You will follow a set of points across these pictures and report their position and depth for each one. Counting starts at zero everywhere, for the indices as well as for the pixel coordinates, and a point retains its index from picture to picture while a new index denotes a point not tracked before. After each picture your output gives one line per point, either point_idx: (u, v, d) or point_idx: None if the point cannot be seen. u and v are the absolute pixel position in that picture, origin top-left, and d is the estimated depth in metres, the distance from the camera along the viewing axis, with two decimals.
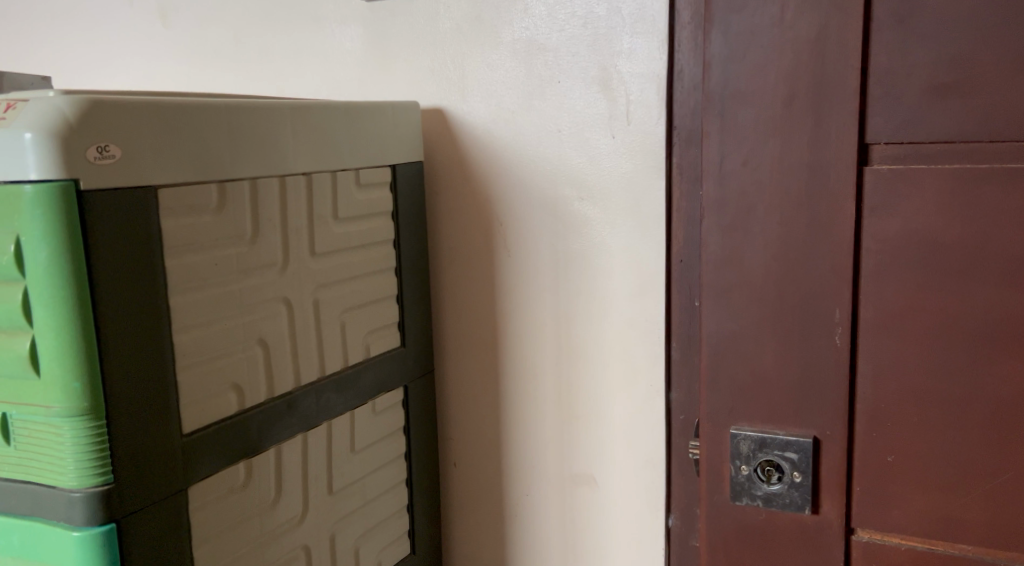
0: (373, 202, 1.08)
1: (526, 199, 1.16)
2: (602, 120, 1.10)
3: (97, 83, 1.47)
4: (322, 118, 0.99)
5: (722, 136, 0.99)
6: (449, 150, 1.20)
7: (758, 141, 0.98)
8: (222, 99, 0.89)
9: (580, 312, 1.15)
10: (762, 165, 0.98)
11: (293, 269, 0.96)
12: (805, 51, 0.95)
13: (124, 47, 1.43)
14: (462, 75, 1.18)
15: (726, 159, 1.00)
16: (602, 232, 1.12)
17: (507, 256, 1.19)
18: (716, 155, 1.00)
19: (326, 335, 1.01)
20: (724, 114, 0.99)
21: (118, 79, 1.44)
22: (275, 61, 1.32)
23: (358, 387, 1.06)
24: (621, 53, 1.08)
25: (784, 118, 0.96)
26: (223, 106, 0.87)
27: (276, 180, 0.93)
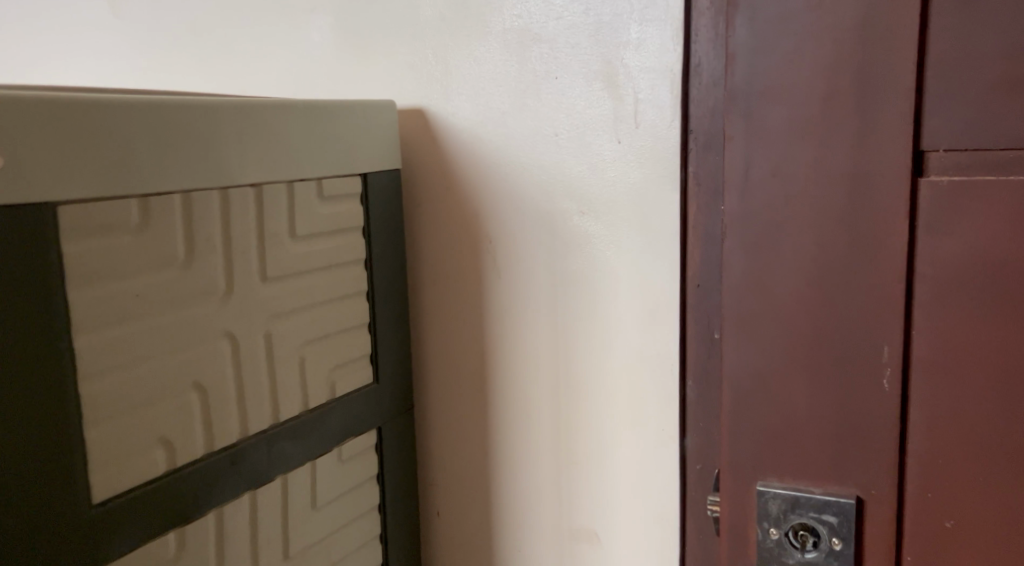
0: (339, 217, 0.93)
1: (519, 213, 1.01)
2: (606, 121, 0.94)
3: (43, 81, 1.33)
4: (276, 119, 0.84)
5: (747, 139, 0.84)
6: (431, 156, 1.05)
7: (791, 146, 0.82)
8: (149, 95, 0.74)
9: (580, 344, 1.00)
10: (796, 174, 0.83)
11: (239, 299, 0.81)
12: (848, 38, 0.79)
13: (74, 39, 1.28)
14: (446, 70, 1.03)
15: (753, 166, 0.84)
16: (607, 253, 0.97)
17: (497, 278, 1.03)
18: (740, 163, 0.85)
19: (279, 374, 0.86)
20: (750, 114, 0.83)
21: (66, 75, 1.30)
22: (237, 55, 1.17)
23: (320, 434, 0.91)
24: (628, 45, 0.92)
25: (822, 119, 0.81)
26: (147, 103, 0.72)
27: (217, 193, 0.78)
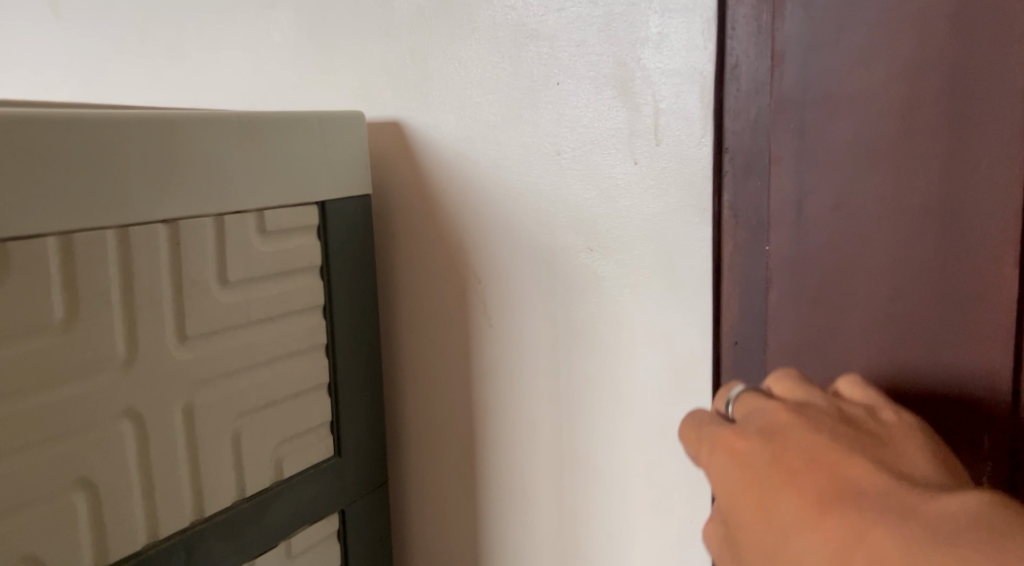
0: (287, 256, 0.74)
1: (514, 248, 0.82)
2: (619, 137, 0.75)
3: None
4: (200, 137, 0.66)
5: (800, 164, 0.66)
6: (411, 177, 0.87)
7: (856, 174, 0.64)
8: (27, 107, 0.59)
9: (587, 410, 0.80)
10: (864, 209, 0.64)
11: (143, 368, 0.63)
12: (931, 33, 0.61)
13: (24, 47, 1.13)
14: (424, 73, 0.84)
15: (808, 199, 0.66)
16: (620, 300, 0.77)
17: (489, 326, 0.85)
18: (790, 194, 0.67)
19: (204, 458, 0.68)
20: (801, 133, 0.66)
21: (17, 88, 1.17)
22: (189, 60, 1.00)
23: (262, 527, 0.73)
24: (646, 41, 0.73)
25: (899, 139, 0.62)
26: (13, 118, 0.56)
27: (114, 234, 0.61)
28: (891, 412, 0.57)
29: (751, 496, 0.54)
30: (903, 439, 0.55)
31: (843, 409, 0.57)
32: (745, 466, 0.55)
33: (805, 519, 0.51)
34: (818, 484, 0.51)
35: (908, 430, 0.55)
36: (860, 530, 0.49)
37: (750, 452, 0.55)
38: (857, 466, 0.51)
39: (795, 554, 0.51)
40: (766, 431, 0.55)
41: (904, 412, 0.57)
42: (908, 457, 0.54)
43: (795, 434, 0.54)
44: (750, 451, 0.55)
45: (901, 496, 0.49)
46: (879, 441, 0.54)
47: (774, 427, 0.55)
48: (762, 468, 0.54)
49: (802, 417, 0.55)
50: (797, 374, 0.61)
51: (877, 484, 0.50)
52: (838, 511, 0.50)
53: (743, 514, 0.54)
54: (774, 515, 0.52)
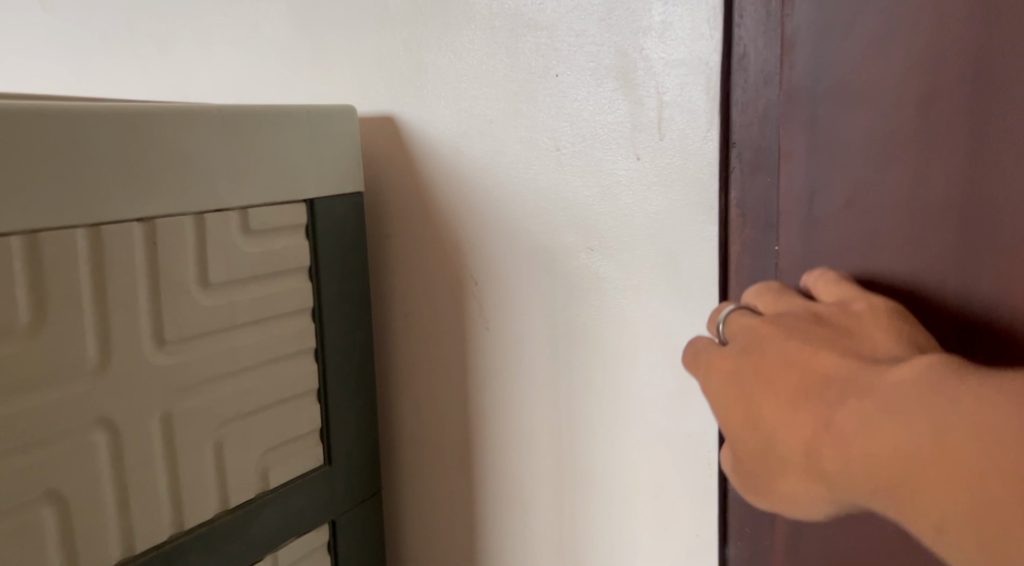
0: (273, 256, 0.71)
1: (511, 248, 0.79)
2: (621, 131, 0.71)
3: None
4: (177, 131, 0.63)
5: (811, 158, 0.64)
6: (405, 174, 0.84)
7: (871, 168, 0.62)
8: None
9: (587, 416, 0.77)
10: (880, 205, 0.62)
11: (117, 375, 0.60)
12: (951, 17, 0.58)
13: (10, 44, 1.11)
14: (418, 65, 0.81)
15: (821, 195, 0.64)
16: (622, 301, 0.74)
17: (486, 329, 0.81)
18: (802, 190, 0.65)
19: (184, 468, 0.65)
20: (813, 126, 0.63)
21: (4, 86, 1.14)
22: (177, 55, 0.97)
23: (246, 540, 0.70)
24: (649, 30, 0.69)
25: (917, 130, 0.60)
26: None
27: (83, 233, 0.58)
28: (862, 302, 0.57)
29: (739, 410, 0.54)
30: (872, 324, 0.55)
31: (817, 310, 0.57)
32: (731, 382, 0.54)
33: (790, 419, 0.51)
34: (797, 383, 0.51)
35: (875, 315, 0.56)
36: (834, 413, 0.49)
37: (735, 373, 0.54)
38: (830, 359, 0.51)
39: (785, 451, 0.51)
40: (748, 345, 0.55)
41: (874, 296, 0.57)
42: (874, 340, 0.54)
43: (773, 343, 0.53)
44: (736, 370, 0.54)
45: (868, 374, 0.50)
46: (850, 334, 0.54)
47: (754, 341, 0.55)
48: (745, 379, 0.53)
49: (781, 325, 0.55)
50: (772, 287, 0.61)
51: (845, 367, 0.51)
52: (816, 402, 0.50)
53: (733, 426, 0.54)
54: (762, 421, 0.52)
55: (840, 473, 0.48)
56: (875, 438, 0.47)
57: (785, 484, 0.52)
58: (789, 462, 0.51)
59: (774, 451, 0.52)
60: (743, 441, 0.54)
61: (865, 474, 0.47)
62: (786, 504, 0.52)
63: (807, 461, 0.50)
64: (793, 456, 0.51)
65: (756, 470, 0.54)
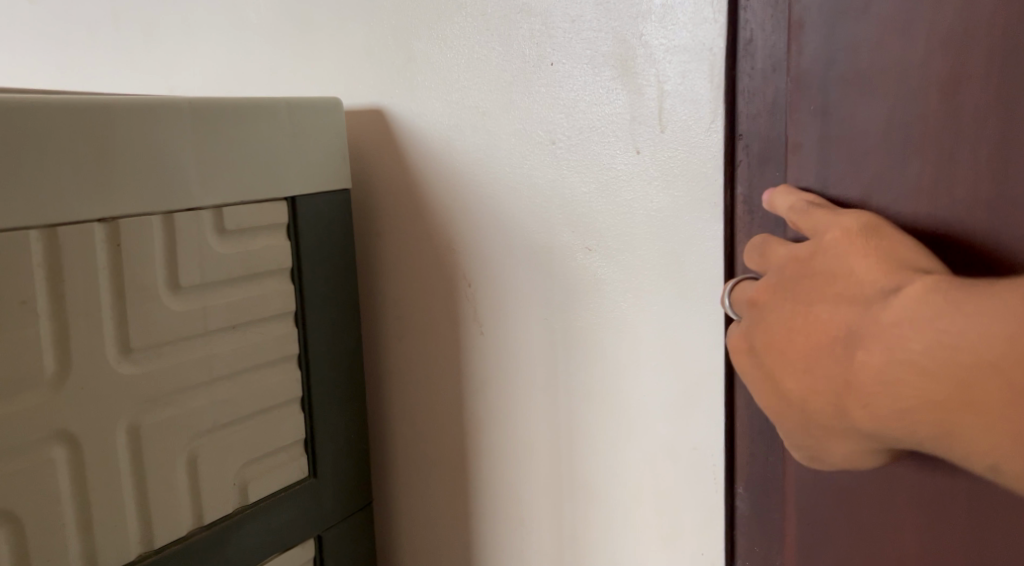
0: (252, 257, 0.67)
1: (506, 247, 0.74)
2: (620, 122, 0.67)
3: None
4: (144, 125, 0.59)
5: (825, 152, 0.59)
6: (395, 169, 0.80)
7: (892, 162, 0.57)
8: None
9: (586, 426, 0.73)
10: (903, 201, 0.57)
11: (78, 386, 0.57)
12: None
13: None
14: (408, 55, 0.77)
15: (838, 192, 0.59)
16: (621, 304, 0.69)
17: (480, 333, 0.77)
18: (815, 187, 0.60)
19: (154, 483, 0.62)
20: (825, 117, 0.59)
21: None
22: (165, 46, 0.94)
23: (225, 558, 0.66)
24: (649, 15, 0.64)
25: (940, 118, 0.55)
26: None
27: (39, 234, 0.55)
28: (834, 231, 0.53)
29: (768, 389, 0.56)
30: (847, 250, 0.52)
31: (798, 254, 0.55)
32: (754, 365, 0.56)
33: (816, 389, 0.52)
34: (810, 349, 0.52)
35: (850, 239, 0.53)
36: (852, 374, 0.50)
37: (754, 356, 0.56)
38: (823, 315, 0.52)
39: (825, 421, 0.52)
40: (755, 322, 0.56)
41: (843, 217, 0.54)
42: (857, 271, 0.51)
43: (774, 315, 0.55)
44: (752, 353, 0.56)
45: (864, 322, 0.50)
46: (835, 277, 0.52)
47: (759, 318, 0.56)
48: (762, 360, 0.56)
49: (775, 292, 0.55)
50: (762, 244, 0.59)
51: (842, 320, 0.51)
52: (831, 366, 0.51)
53: (770, 407, 0.56)
54: (793, 396, 0.54)
55: (875, 429, 0.50)
56: (894, 393, 0.48)
57: (839, 451, 0.53)
58: (831, 428, 0.53)
59: (814, 422, 0.53)
60: (783, 419, 0.55)
61: (897, 426, 0.49)
62: (844, 467, 0.54)
63: (845, 425, 0.51)
64: (831, 422, 0.52)
65: (803, 443, 0.55)
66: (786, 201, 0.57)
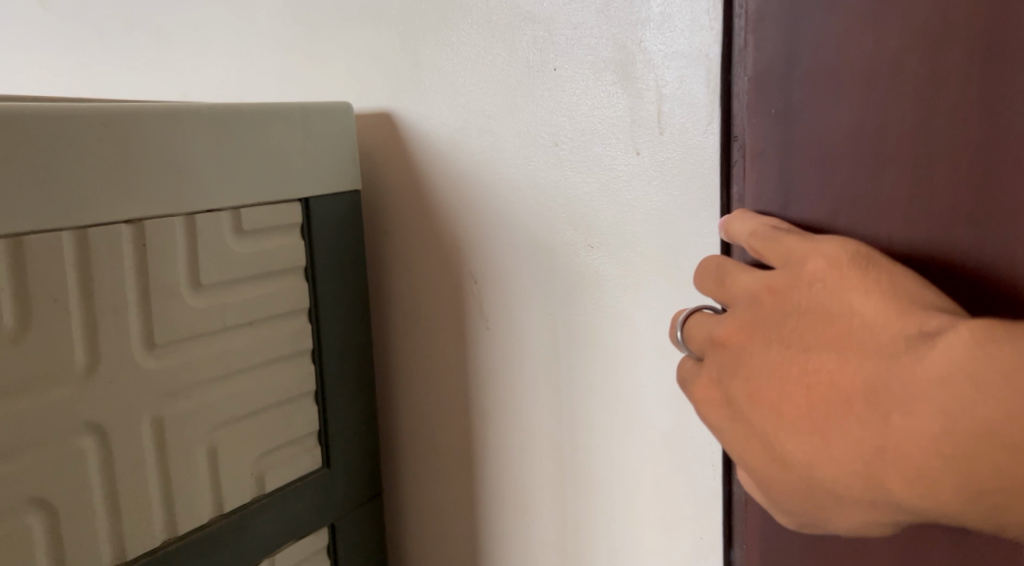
0: (267, 256, 0.70)
1: (511, 245, 0.77)
2: (621, 125, 0.70)
3: None
4: (169, 131, 0.62)
5: (797, 169, 0.62)
6: (403, 170, 0.82)
7: (859, 180, 0.60)
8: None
9: (587, 416, 0.76)
10: (870, 218, 0.60)
11: (106, 380, 0.60)
12: (948, 22, 0.56)
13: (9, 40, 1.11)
14: (415, 60, 0.80)
15: (810, 209, 0.62)
16: (622, 299, 0.72)
17: (486, 328, 0.80)
18: (788, 202, 0.63)
19: (177, 473, 0.64)
20: (795, 136, 0.62)
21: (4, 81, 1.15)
22: (176, 50, 0.97)
23: (242, 546, 0.69)
24: (648, 22, 0.67)
25: (905, 141, 0.58)
26: None
27: (71, 234, 0.57)
28: (816, 260, 0.54)
29: (756, 446, 0.54)
30: (833, 281, 0.53)
31: (772, 286, 0.55)
32: (738, 422, 0.55)
33: (831, 458, 0.51)
34: (819, 409, 0.51)
35: (840, 272, 0.53)
36: (885, 438, 0.49)
37: (742, 412, 0.55)
38: (821, 363, 0.52)
39: (843, 490, 0.51)
40: (733, 366, 0.56)
41: (825, 246, 0.54)
42: (855, 308, 0.52)
43: (756, 362, 0.54)
44: (734, 408, 0.55)
45: (894, 376, 0.49)
46: (825, 311, 0.52)
47: (739, 366, 0.55)
48: (744, 409, 0.55)
49: (751, 332, 0.55)
50: (718, 266, 0.61)
51: (852, 374, 0.50)
52: (854, 430, 0.50)
53: (766, 471, 0.54)
54: (796, 463, 0.52)
55: (910, 499, 0.49)
56: (945, 450, 0.47)
57: (849, 520, 0.52)
58: (848, 500, 0.51)
59: (825, 491, 0.52)
60: (774, 477, 0.54)
61: (944, 488, 0.47)
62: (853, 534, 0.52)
63: (873, 495, 0.50)
64: (850, 492, 0.51)
65: (808, 511, 0.53)
66: (745, 226, 0.61)
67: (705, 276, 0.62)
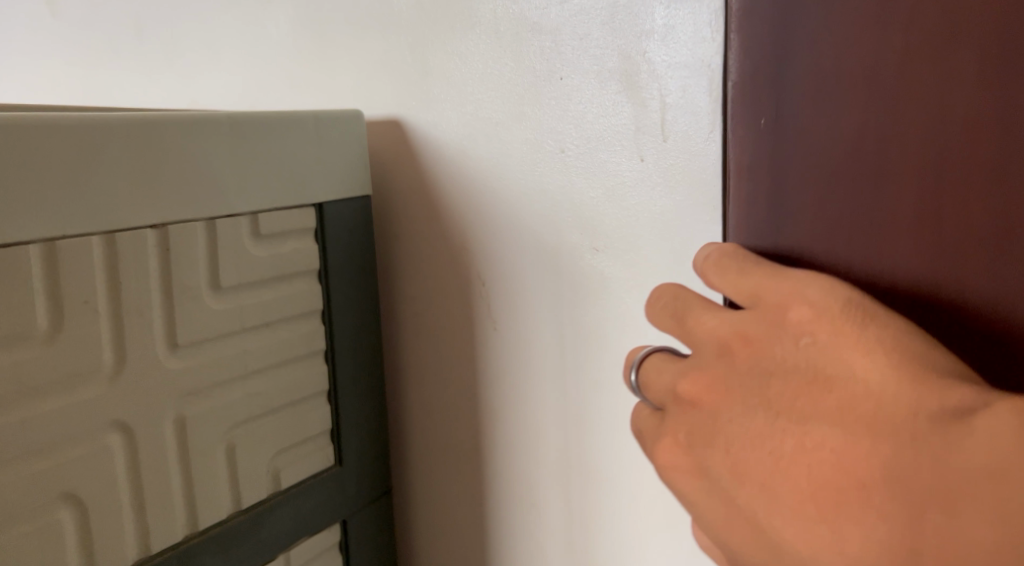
0: (283, 259, 0.72)
1: (518, 249, 0.80)
2: (625, 133, 0.72)
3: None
4: (190, 139, 0.64)
5: (790, 206, 0.62)
6: (412, 176, 0.85)
7: (852, 220, 0.60)
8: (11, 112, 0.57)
9: (593, 414, 0.78)
10: (848, 231, 0.60)
11: (132, 380, 0.62)
12: (941, 47, 0.56)
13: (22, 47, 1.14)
14: (424, 69, 0.82)
15: (801, 247, 0.62)
16: (627, 301, 0.75)
17: (494, 329, 0.82)
18: (778, 239, 0.63)
19: (198, 470, 0.66)
20: (790, 172, 0.62)
21: (17, 87, 1.17)
22: (187, 58, 0.99)
23: (259, 542, 0.71)
24: (652, 34, 0.70)
25: (890, 164, 0.58)
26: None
27: (99, 239, 0.59)
28: (801, 308, 0.53)
29: (742, 523, 0.52)
30: (823, 333, 0.52)
31: (751, 337, 0.54)
32: (720, 494, 0.54)
33: (827, 543, 0.49)
34: (817, 489, 0.49)
35: (830, 328, 0.52)
36: (915, 536, 0.46)
37: (726, 484, 0.53)
38: (816, 436, 0.50)
39: None
40: (711, 426, 0.54)
41: (810, 293, 0.53)
42: (855, 368, 0.50)
43: (737, 425, 0.53)
44: (714, 476, 0.54)
45: (915, 459, 0.47)
46: (816, 372, 0.51)
47: (719, 429, 0.54)
48: (725, 483, 0.53)
49: (729, 388, 0.54)
50: (680, 300, 0.60)
51: (856, 460, 0.49)
52: (858, 514, 0.48)
53: (750, 551, 0.52)
54: (786, 547, 0.50)
55: None
56: (982, 547, 0.44)
57: None
58: None
59: None
60: (755, 560, 0.52)
61: None
62: None
63: None
64: None
65: None
66: (713, 261, 0.60)
67: (663, 313, 0.61)
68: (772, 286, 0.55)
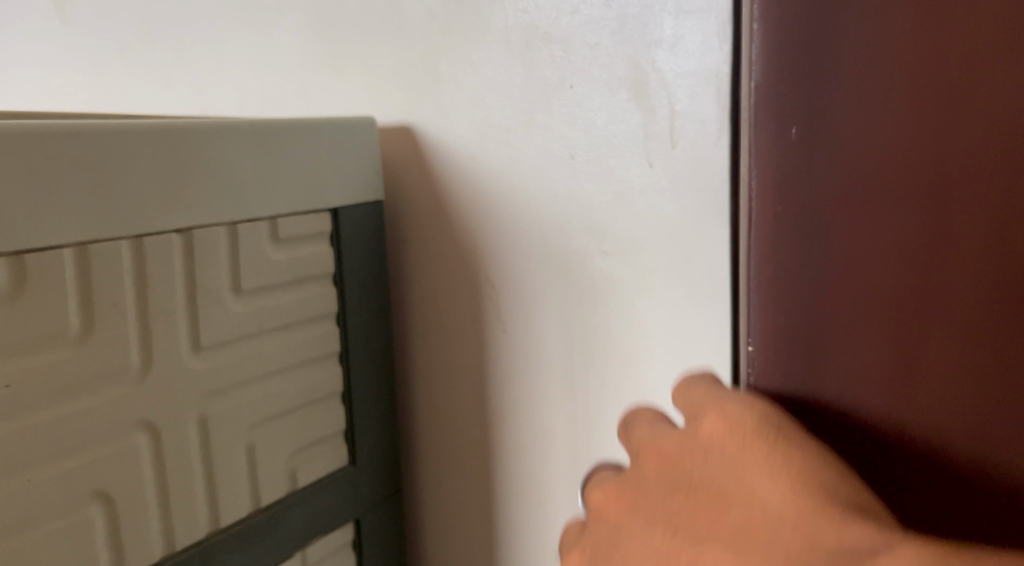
0: (301, 263, 0.74)
1: (528, 252, 0.82)
2: (634, 140, 0.74)
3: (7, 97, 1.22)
4: (213, 145, 0.66)
5: (810, 234, 0.55)
6: (422, 180, 0.87)
7: (875, 268, 0.53)
8: (43, 121, 0.59)
9: (601, 413, 0.80)
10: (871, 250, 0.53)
11: (158, 380, 0.63)
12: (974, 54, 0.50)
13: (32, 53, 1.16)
14: (435, 77, 0.84)
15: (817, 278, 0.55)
16: (635, 303, 0.76)
17: (503, 331, 0.84)
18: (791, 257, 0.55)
19: (220, 469, 0.68)
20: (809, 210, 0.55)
21: (27, 92, 1.19)
22: (197, 64, 1.00)
23: (278, 539, 0.73)
24: (661, 43, 0.72)
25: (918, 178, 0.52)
26: (32, 132, 0.56)
27: (128, 243, 0.61)
28: (713, 421, 0.53)
29: None
30: (732, 449, 0.52)
31: (669, 453, 0.55)
32: None
33: None
34: None
35: (743, 444, 0.52)
36: None
37: None
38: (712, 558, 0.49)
39: None
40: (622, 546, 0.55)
41: (727, 409, 0.53)
42: (755, 491, 0.50)
43: (643, 544, 0.53)
44: None
45: None
46: (723, 494, 0.51)
47: (632, 548, 0.54)
48: None
49: (642, 506, 0.55)
50: (633, 425, 0.62)
51: None
52: None
53: None
54: None
55: None
56: None
57: None
58: None
59: None
60: None
61: None
62: None
63: None
64: None
65: None
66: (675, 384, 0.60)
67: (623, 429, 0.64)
68: (701, 403, 0.56)
